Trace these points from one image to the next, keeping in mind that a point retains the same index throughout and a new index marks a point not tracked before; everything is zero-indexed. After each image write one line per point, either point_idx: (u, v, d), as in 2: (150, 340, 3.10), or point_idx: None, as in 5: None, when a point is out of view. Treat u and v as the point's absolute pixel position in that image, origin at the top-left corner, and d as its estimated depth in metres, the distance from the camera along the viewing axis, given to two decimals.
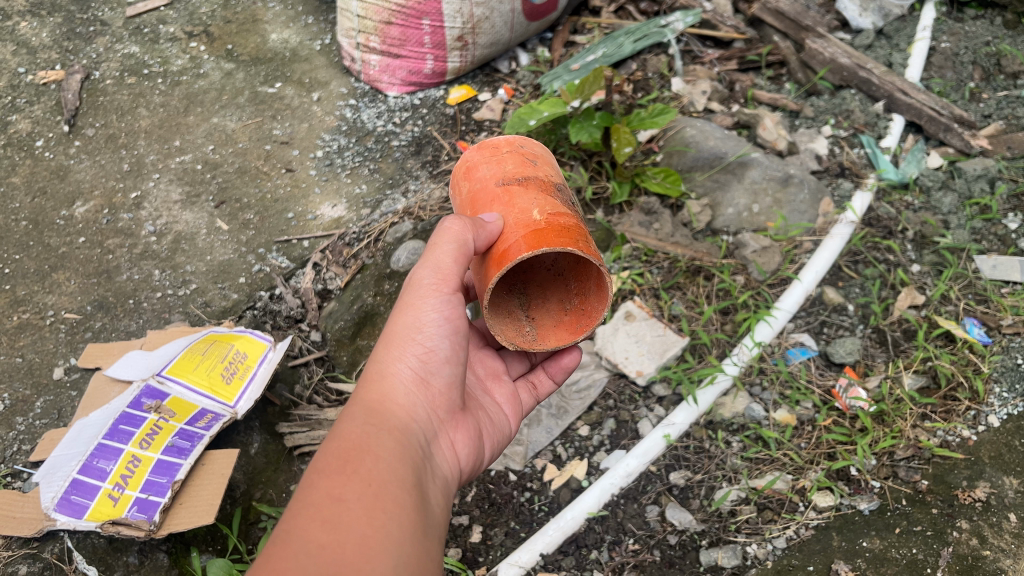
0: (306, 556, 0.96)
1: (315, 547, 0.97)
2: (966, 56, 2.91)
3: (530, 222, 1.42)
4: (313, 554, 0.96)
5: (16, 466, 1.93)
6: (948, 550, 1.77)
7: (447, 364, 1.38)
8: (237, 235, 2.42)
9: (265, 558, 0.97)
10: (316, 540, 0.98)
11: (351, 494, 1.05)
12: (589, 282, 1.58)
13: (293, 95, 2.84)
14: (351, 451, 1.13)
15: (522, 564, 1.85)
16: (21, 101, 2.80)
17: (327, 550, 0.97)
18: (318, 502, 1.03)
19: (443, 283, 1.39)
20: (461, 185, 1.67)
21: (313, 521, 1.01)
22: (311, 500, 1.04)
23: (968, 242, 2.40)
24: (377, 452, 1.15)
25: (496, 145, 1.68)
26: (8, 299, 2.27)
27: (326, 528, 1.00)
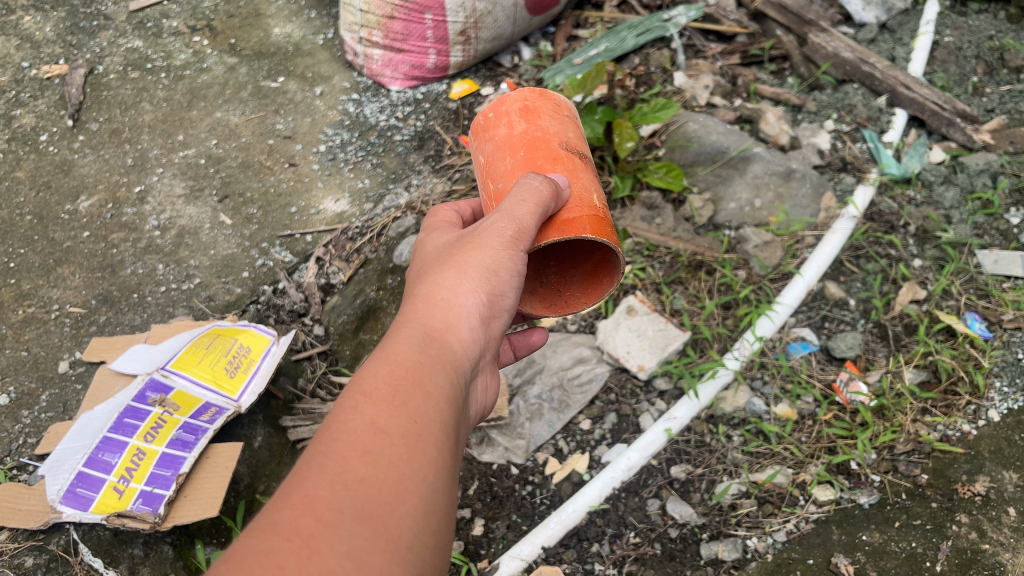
0: (342, 486, 0.87)
1: (352, 476, 0.89)
2: (969, 50, 2.91)
3: (592, 204, 1.43)
4: (351, 484, 0.88)
5: (21, 459, 1.95)
6: (948, 544, 1.79)
7: (505, 310, 1.28)
8: (241, 229, 2.43)
9: (296, 477, 0.88)
10: (354, 471, 0.89)
11: (399, 430, 0.96)
12: (575, 273, 1.62)
13: (295, 89, 2.85)
14: (405, 380, 1.03)
15: (523, 557, 1.87)
16: (25, 96, 2.81)
17: (364, 485, 0.88)
18: (364, 430, 0.94)
19: (520, 241, 1.29)
20: (516, 120, 1.56)
21: (355, 450, 0.92)
22: (355, 423, 0.95)
23: (970, 237, 2.41)
24: (429, 386, 1.05)
25: (558, 101, 1.65)
26: (13, 293, 2.28)
27: (366, 461, 0.91)
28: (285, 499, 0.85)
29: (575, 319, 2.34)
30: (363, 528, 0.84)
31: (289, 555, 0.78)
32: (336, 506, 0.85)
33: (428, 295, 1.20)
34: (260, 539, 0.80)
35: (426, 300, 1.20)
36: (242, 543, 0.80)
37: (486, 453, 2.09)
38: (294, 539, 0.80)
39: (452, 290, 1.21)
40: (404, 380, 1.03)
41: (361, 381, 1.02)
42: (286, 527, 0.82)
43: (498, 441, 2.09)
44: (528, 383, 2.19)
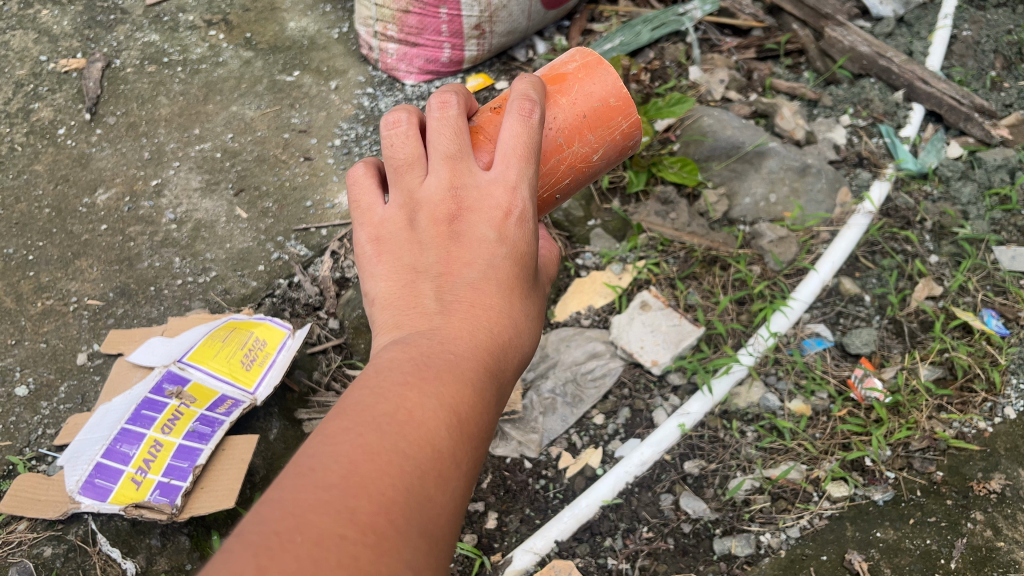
0: (416, 497, 0.82)
1: (428, 494, 0.84)
2: (988, 45, 2.89)
3: None
4: (422, 498, 0.83)
5: (41, 450, 1.98)
6: (962, 541, 1.81)
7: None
8: (256, 223, 2.44)
9: (372, 463, 0.82)
10: (429, 489, 0.84)
11: (466, 463, 0.91)
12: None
13: (311, 83, 2.86)
14: (481, 406, 0.97)
15: (537, 550, 1.87)
16: (42, 89, 2.83)
17: (432, 507, 0.84)
18: (441, 447, 0.88)
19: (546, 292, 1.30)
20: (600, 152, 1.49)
21: (435, 466, 0.86)
22: (434, 434, 0.88)
23: (987, 233, 2.39)
24: (493, 419, 1.00)
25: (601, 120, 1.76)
26: (32, 285, 2.30)
27: (438, 484, 0.86)
28: (364, 482, 0.79)
29: (588, 314, 2.34)
30: (425, 549, 0.81)
31: (364, 553, 0.74)
32: (407, 515, 0.80)
33: (506, 304, 1.11)
34: (336, 522, 0.75)
35: (513, 316, 1.12)
36: (317, 520, 0.74)
37: (499, 447, 2.09)
38: (370, 535, 0.76)
39: (530, 318, 1.16)
40: (480, 407, 0.97)
41: (446, 378, 0.96)
42: (363, 521, 0.76)
43: (511, 436, 2.09)
44: (541, 377, 2.19)
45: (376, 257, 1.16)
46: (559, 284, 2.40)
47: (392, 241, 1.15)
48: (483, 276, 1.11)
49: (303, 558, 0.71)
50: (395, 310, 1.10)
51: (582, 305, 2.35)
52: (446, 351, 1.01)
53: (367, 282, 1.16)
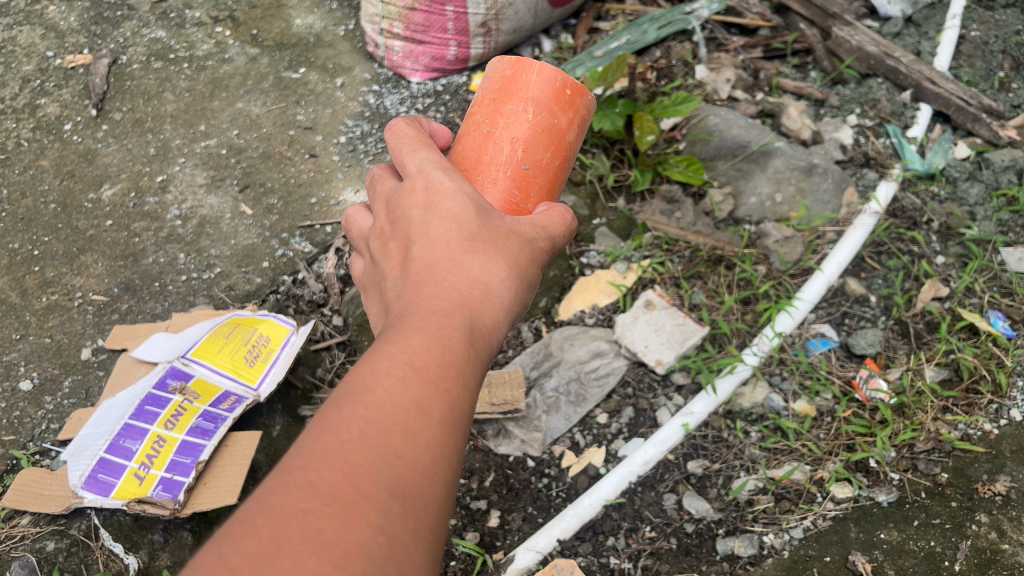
0: (380, 459, 0.85)
1: (393, 452, 0.86)
2: (996, 45, 2.87)
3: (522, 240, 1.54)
4: (386, 457, 0.85)
5: (45, 445, 1.98)
6: (968, 543, 1.77)
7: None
8: (261, 220, 2.44)
9: (330, 437, 0.86)
10: (393, 446, 0.87)
11: (435, 407, 0.93)
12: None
13: (317, 80, 2.86)
14: (442, 350, 0.98)
15: (538, 549, 1.87)
16: (49, 85, 2.84)
17: (400, 462, 0.86)
18: (403, 403, 0.91)
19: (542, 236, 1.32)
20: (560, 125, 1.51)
21: (396, 424, 0.89)
22: (391, 394, 0.91)
23: (994, 234, 2.38)
24: (469, 363, 1.01)
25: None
26: (37, 281, 2.31)
27: (406, 439, 0.88)
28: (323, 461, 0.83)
29: (592, 312, 2.34)
30: (399, 505, 0.83)
31: (328, 524, 0.78)
32: (374, 479, 0.83)
33: (467, 258, 1.12)
34: (299, 500, 0.79)
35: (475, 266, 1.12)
36: (278, 500, 0.79)
37: (503, 445, 2.09)
38: (333, 506, 0.79)
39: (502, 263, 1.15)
40: (445, 352, 0.98)
41: (397, 343, 0.98)
42: (324, 491, 0.80)
43: (514, 434, 2.10)
44: (545, 376, 2.20)
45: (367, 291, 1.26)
46: (563, 283, 2.41)
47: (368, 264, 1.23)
48: (430, 248, 1.13)
49: (265, 540, 0.75)
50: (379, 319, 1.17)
51: (586, 303, 2.35)
52: (405, 318, 1.03)
53: (370, 313, 1.25)
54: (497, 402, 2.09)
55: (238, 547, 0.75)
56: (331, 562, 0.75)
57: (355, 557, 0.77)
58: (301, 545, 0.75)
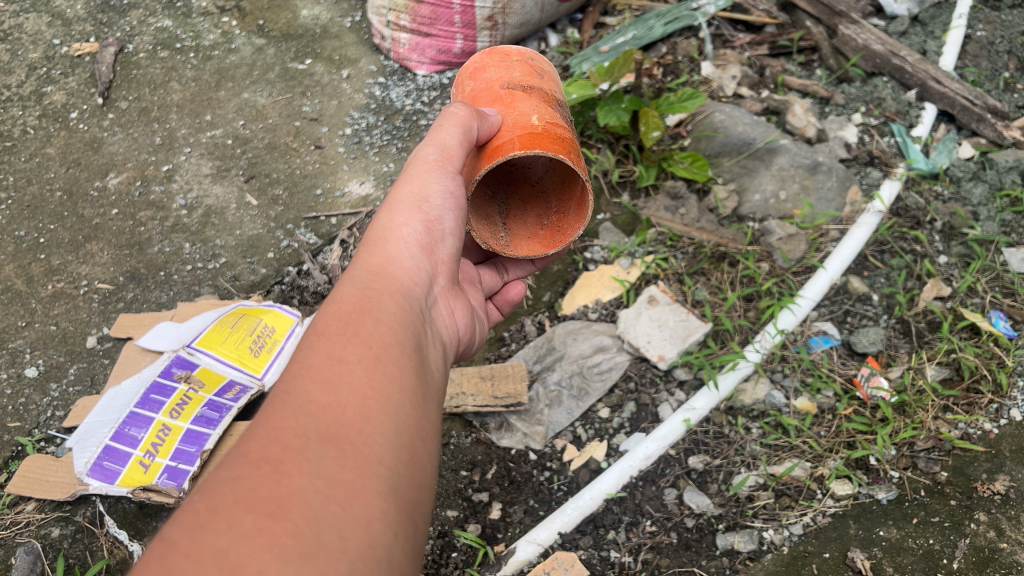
0: (304, 414, 0.90)
1: (314, 403, 0.92)
2: (1002, 46, 2.88)
3: (527, 125, 1.53)
4: (310, 411, 0.90)
5: (49, 432, 1.99)
6: (965, 541, 1.79)
7: (447, 235, 1.34)
8: (266, 211, 2.45)
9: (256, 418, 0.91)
10: (314, 398, 0.92)
11: (349, 355, 0.99)
12: (569, 206, 1.73)
13: (322, 72, 2.86)
14: (343, 314, 1.06)
15: (540, 542, 1.89)
16: (55, 72, 2.84)
17: (325, 408, 0.91)
18: (318, 363, 0.97)
19: (447, 162, 1.40)
20: (468, 84, 1.80)
21: (310, 383, 0.94)
22: (307, 364, 0.98)
23: (997, 235, 2.39)
24: (381, 318, 1.08)
25: (507, 53, 1.83)
26: (43, 268, 2.31)
27: (326, 389, 0.94)
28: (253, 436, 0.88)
29: (595, 307, 2.35)
30: (332, 449, 0.87)
31: (262, 481, 0.81)
32: (300, 432, 0.88)
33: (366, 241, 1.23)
34: (232, 472, 0.83)
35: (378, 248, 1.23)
36: (214, 477, 0.83)
37: (505, 438, 2.11)
38: (264, 466, 0.83)
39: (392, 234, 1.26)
40: (348, 316, 1.06)
41: (312, 324, 1.06)
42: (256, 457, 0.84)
43: (517, 427, 2.12)
44: (548, 369, 2.22)
45: None
46: (567, 278, 2.44)
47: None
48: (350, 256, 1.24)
49: (202, 513, 0.78)
50: None
51: (590, 298, 2.36)
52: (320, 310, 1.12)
53: None
54: (500, 395, 2.11)
55: (177, 526, 0.77)
56: (267, 511, 0.78)
57: (292, 503, 0.80)
58: (236, 505, 0.78)
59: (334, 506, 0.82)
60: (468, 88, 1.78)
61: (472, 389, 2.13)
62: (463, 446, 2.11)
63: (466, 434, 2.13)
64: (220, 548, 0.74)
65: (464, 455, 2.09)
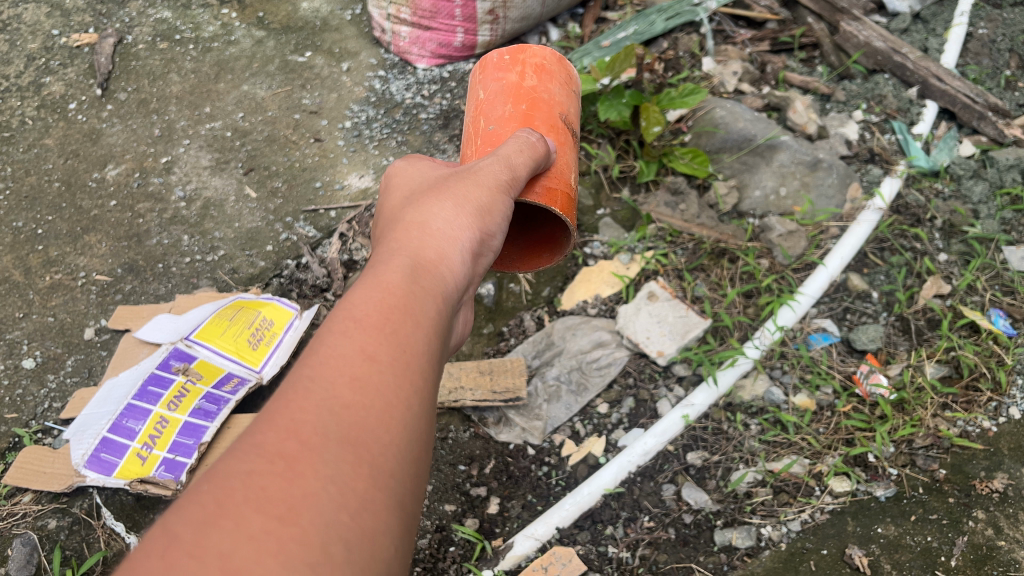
0: (327, 411, 0.87)
1: (340, 401, 0.89)
2: (1003, 44, 2.88)
3: (566, 182, 1.64)
4: (334, 409, 0.88)
5: (46, 423, 1.98)
6: (963, 539, 1.79)
7: (490, 250, 1.32)
8: (265, 203, 2.44)
9: (278, 403, 0.88)
10: (341, 397, 0.89)
11: (382, 354, 0.96)
12: (516, 238, 1.86)
13: (322, 64, 2.85)
14: (385, 306, 1.02)
15: (537, 536, 1.88)
16: (54, 63, 2.83)
17: (350, 410, 0.89)
18: (350, 355, 0.94)
19: (511, 188, 1.41)
20: (530, 77, 1.78)
21: (340, 379, 0.91)
22: (339, 355, 0.94)
23: (997, 233, 2.39)
24: (418, 315, 1.04)
25: (569, 74, 1.88)
26: (40, 259, 2.30)
27: (353, 389, 0.91)
28: (272, 423, 0.85)
29: (595, 302, 2.34)
30: (349, 454, 0.85)
31: (274, 480, 0.79)
32: (321, 432, 0.85)
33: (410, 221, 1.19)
34: (246, 464, 0.81)
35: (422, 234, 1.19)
36: (227, 464, 0.81)
37: (503, 433, 2.11)
38: (279, 464, 0.81)
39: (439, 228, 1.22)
40: (387, 307, 1.02)
41: (349, 305, 1.02)
42: (273, 452, 0.82)
43: (515, 422, 2.11)
44: (546, 365, 2.22)
45: None
46: (566, 273, 2.43)
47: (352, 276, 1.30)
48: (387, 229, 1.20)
49: (210, 506, 0.76)
50: None
51: (589, 294, 2.36)
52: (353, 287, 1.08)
53: None
54: (499, 390, 2.11)
55: (183, 515, 0.75)
56: (278, 514, 0.76)
57: (302, 510, 0.78)
58: (247, 503, 0.76)
59: (344, 516, 0.80)
60: (529, 80, 1.77)
61: (471, 383, 2.12)
62: (461, 440, 2.10)
63: (464, 429, 2.12)
64: (226, 548, 0.73)
65: (462, 450, 2.08)
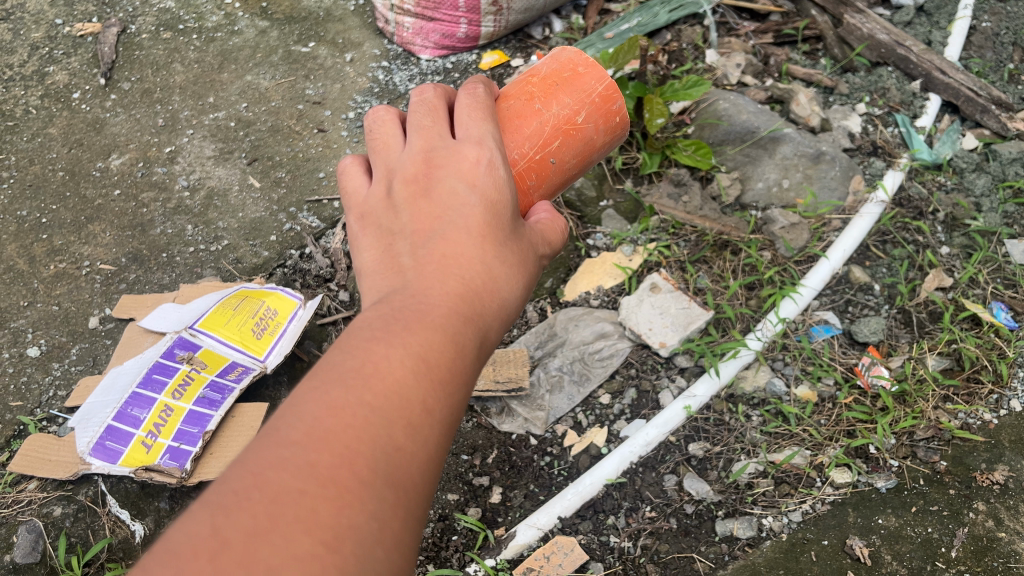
0: (383, 447, 0.84)
1: (397, 442, 0.86)
2: (1007, 37, 2.88)
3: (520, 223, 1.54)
4: (391, 449, 0.85)
5: (51, 411, 1.99)
6: (964, 530, 1.81)
7: None
8: (269, 193, 2.45)
9: (335, 419, 0.84)
10: (398, 439, 0.86)
11: (440, 404, 0.93)
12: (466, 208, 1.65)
13: (326, 55, 2.85)
14: (452, 348, 0.99)
15: (539, 526, 1.90)
16: (58, 52, 2.83)
17: (402, 454, 0.86)
18: (411, 392, 0.90)
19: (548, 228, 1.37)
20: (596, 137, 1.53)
21: (398, 415, 0.87)
22: (399, 384, 0.90)
23: (1000, 226, 2.39)
24: (471, 362, 1.01)
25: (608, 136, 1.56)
26: (45, 248, 2.30)
27: (409, 431, 0.88)
28: (330, 440, 0.82)
29: (597, 294, 2.36)
30: (393, 495, 0.83)
31: (324, 504, 0.76)
32: (374, 467, 0.82)
33: (481, 247, 1.13)
34: (297, 478, 0.77)
35: (488, 261, 1.13)
36: (279, 471, 0.77)
37: (506, 423, 2.12)
38: (330, 488, 0.78)
39: (509, 261, 1.16)
40: (454, 354, 0.98)
41: (418, 330, 0.97)
42: (325, 474, 0.79)
43: (517, 412, 2.13)
44: (549, 355, 2.23)
45: (360, 231, 1.22)
46: (569, 264, 2.43)
47: (375, 213, 1.21)
48: (455, 226, 1.13)
49: (257, 516, 0.74)
50: (380, 269, 1.15)
51: (592, 285, 2.37)
52: (416, 299, 1.03)
53: (357, 254, 1.21)
54: (502, 380, 2.12)
55: (232, 517, 0.72)
56: (324, 539, 0.74)
57: (345, 541, 0.76)
58: (297, 522, 0.74)
59: (379, 553, 0.79)
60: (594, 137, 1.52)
61: (474, 373, 2.13)
62: (464, 430, 2.12)
63: (467, 419, 2.14)
64: (272, 564, 0.71)
65: (465, 439, 2.10)
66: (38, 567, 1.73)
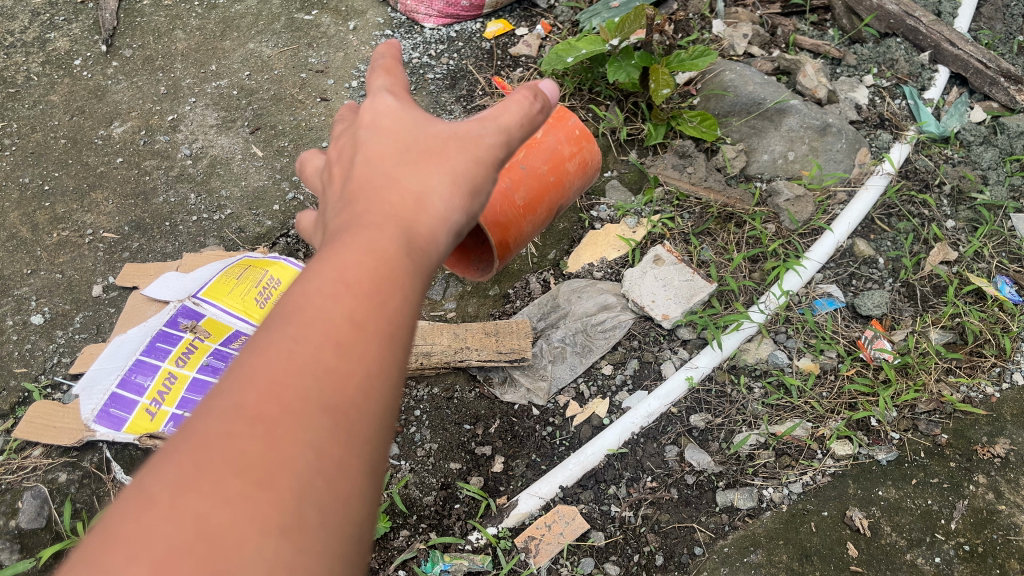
0: (305, 367, 0.72)
1: (325, 358, 0.73)
2: (1017, 9, 2.85)
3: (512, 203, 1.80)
4: (316, 363, 0.72)
5: (56, 378, 1.96)
6: (963, 503, 1.82)
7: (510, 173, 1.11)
8: (271, 162, 2.44)
9: (252, 351, 0.73)
10: (321, 349, 0.74)
11: (378, 302, 0.79)
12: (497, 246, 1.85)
13: (329, 23, 2.82)
14: (388, 243, 0.85)
15: (541, 495, 1.92)
16: (59, 19, 2.81)
17: (330, 363, 0.73)
18: (333, 297, 0.78)
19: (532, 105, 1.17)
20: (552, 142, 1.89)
21: (322, 327, 0.75)
22: (320, 297, 0.77)
23: (1005, 200, 2.38)
24: (422, 256, 0.87)
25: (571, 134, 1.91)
26: (47, 216, 2.28)
27: (336, 334, 0.75)
28: (236, 380, 0.71)
29: (601, 266, 2.35)
30: (331, 413, 0.71)
31: (246, 444, 0.66)
32: (300, 388, 0.71)
33: (414, 141, 0.99)
34: (215, 424, 0.68)
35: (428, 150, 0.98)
36: (192, 425, 0.68)
37: (508, 393, 2.12)
38: (250, 423, 0.67)
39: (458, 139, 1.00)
40: (387, 243, 0.84)
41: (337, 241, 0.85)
42: (248, 412, 0.68)
43: (519, 382, 2.13)
44: (552, 327, 2.23)
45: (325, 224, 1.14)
46: (572, 236, 2.43)
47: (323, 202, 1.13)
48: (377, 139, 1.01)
49: (184, 468, 0.65)
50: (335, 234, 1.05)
51: (595, 257, 2.37)
52: (346, 219, 0.91)
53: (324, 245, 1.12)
54: (504, 350, 2.12)
55: (154, 478, 0.65)
56: (249, 478, 0.65)
57: (278, 475, 0.66)
58: (215, 468, 0.65)
59: (324, 480, 0.68)
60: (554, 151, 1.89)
61: (476, 343, 2.13)
62: (467, 400, 2.13)
63: (470, 389, 2.15)
64: (200, 513, 0.63)
65: (467, 409, 2.11)
66: (43, 532, 1.71)
